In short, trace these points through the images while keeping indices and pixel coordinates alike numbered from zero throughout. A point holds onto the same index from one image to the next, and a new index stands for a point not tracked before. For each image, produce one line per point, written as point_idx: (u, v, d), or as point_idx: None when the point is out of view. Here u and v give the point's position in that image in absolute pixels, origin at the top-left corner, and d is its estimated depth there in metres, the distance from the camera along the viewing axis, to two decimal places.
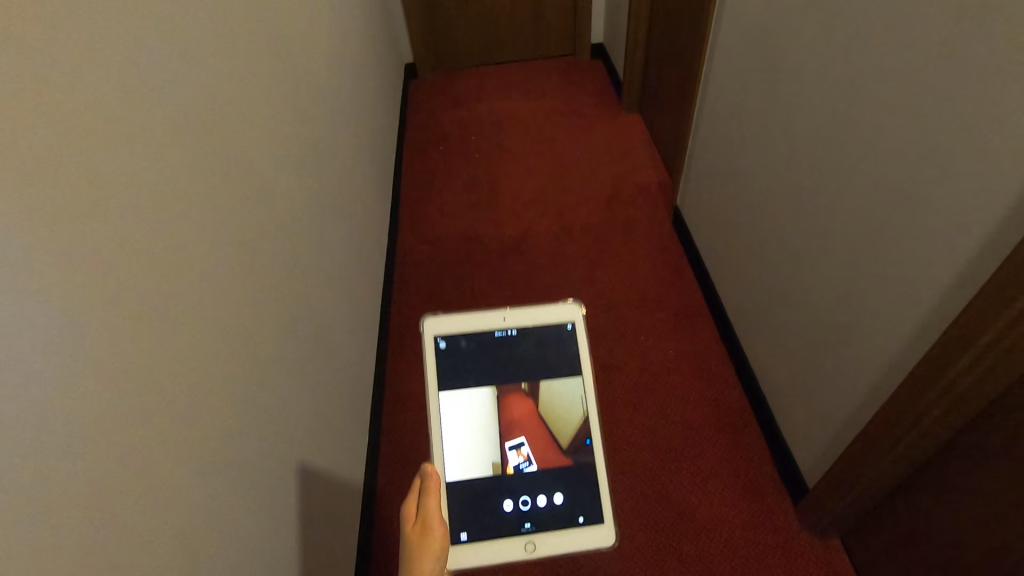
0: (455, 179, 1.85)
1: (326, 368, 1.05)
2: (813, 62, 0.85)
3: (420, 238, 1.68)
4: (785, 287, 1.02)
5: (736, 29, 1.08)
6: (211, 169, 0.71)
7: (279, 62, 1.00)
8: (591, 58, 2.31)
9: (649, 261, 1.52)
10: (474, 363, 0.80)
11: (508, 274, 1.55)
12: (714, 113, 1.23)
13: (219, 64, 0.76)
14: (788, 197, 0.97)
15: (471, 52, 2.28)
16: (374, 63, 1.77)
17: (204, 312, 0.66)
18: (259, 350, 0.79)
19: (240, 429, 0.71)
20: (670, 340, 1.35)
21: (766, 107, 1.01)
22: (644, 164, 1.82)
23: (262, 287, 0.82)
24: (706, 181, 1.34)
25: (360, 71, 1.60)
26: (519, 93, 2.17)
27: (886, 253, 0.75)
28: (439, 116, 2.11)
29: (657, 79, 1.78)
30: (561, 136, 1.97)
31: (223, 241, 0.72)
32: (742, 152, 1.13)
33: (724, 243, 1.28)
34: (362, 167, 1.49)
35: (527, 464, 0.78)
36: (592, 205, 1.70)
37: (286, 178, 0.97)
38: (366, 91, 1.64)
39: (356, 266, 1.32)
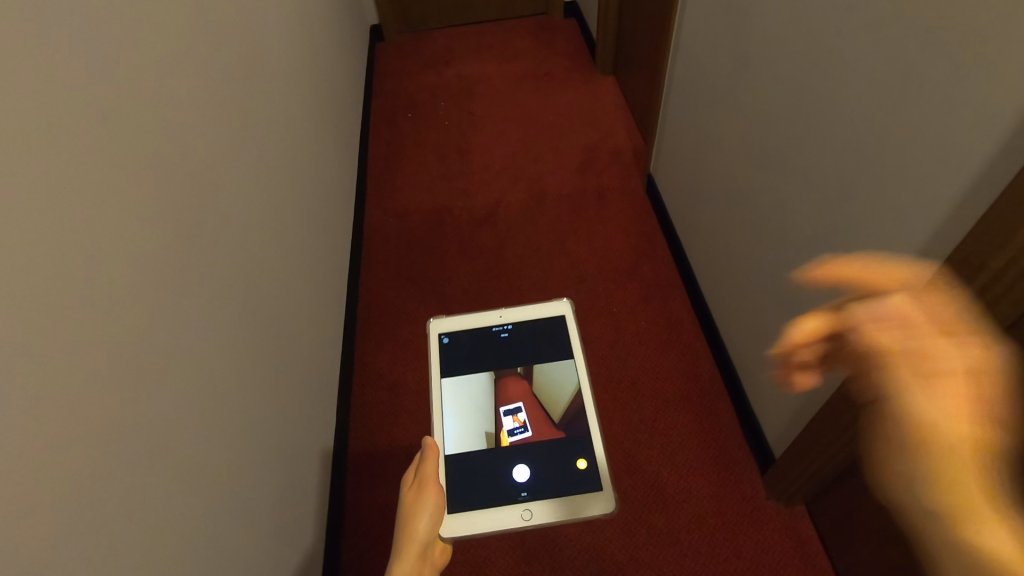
0: (424, 148, 1.79)
1: (284, 353, 1.03)
2: (775, 20, 0.82)
3: (388, 212, 1.63)
4: (753, 257, 1.01)
5: None
6: (139, 152, 0.68)
7: (216, 31, 0.94)
8: (564, 16, 2.23)
9: (622, 231, 1.50)
10: (471, 355, 0.87)
11: (478, 246, 1.52)
12: (684, 76, 1.19)
13: (140, 36, 0.71)
14: (754, 165, 0.95)
15: (439, 12, 2.19)
16: (334, 27, 1.70)
17: (140, 308, 0.63)
18: (206, 339, 0.76)
19: (186, 425, 0.69)
20: (642, 311, 1.34)
21: (731, 74, 0.98)
22: (618, 129, 1.77)
23: (207, 273, 0.80)
24: (677, 146, 1.30)
25: (319, 37, 1.54)
26: (490, 56, 2.10)
27: (850, 223, 0.73)
28: (408, 81, 2.04)
29: (630, 38, 1.72)
30: (533, 100, 1.91)
31: (152, 226, 0.68)
32: (710, 117, 1.09)
33: (694, 211, 1.26)
34: (322, 139, 1.44)
35: (522, 429, 0.82)
36: (565, 172, 1.66)
37: (232, 156, 0.93)
38: (325, 58, 1.58)
39: (315, 243, 1.28)
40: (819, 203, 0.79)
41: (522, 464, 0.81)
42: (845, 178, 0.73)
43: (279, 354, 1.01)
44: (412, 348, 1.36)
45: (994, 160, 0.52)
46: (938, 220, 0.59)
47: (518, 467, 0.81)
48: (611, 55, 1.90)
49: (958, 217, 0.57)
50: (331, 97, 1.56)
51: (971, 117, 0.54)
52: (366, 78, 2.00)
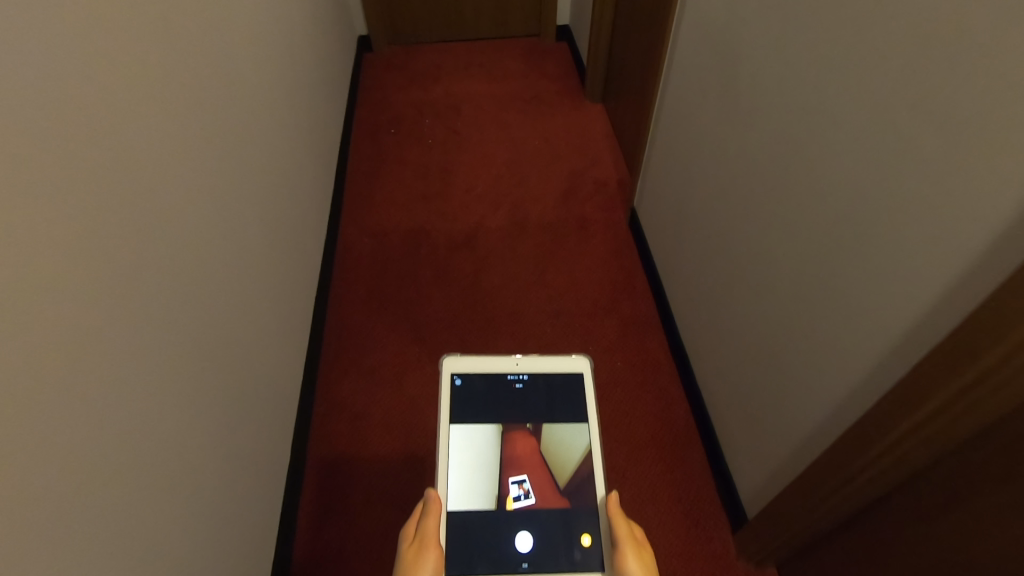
0: (405, 165, 1.74)
1: (249, 374, 0.99)
2: (758, 64, 0.83)
3: (363, 231, 1.58)
4: (733, 306, 0.98)
5: (693, 32, 1.03)
6: (110, 162, 0.64)
7: (198, 40, 0.90)
8: (556, 40, 2.24)
9: (603, 266, 1.46)
10: (482, 401, 0.80)
11: (454, 272, 1.47)
12: (671, 113, 1.18)
13: (120, 46, 0.68)
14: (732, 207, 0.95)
15: (430, 27, 2.20)
16: (321, 35, 1.68)
17: (92, 342, 0.59)
18: (163, 363, 0.72)
19: (133, 461, 0.64)
20: (619, 350, 1.30)
21: (718, 120, 0.97)
22: (602, 158, 1.75)
23: (171, 292, 0.76)
24: (662, 183, 1.29)
25: (306, 47, 1.52)
26: (479, 76, 2.08)
27: (827, 279, 0.72)
28: (393, 94, 2.00)
29: (619, 67, 1.71)
30: (520, 123, 1.88)
31: (113, 249, 0.63)
32: (696, 158, 1.08)
33: (676, 251, 1.24)
34: (301, 153, 1.40)
35: (527, 498, 0.74)
36: (548, 200, 1.63)
37: (209, 169, 0.90)
38: (311, 65, 1.55)
39: (286, 262, 1.23)
40: (799, 253, 0.78)
41: (526, 531, 0.73)
42: (821, 229, 0.72)
43: (243, 375, 0.97)
44: (379, 377, 1.31)
45: (994, 239, 0.49)
46: (919, 288, 0.58)
47: (521, 535, 0.73)
48: (600, 83, 1.89)
49: (947, 290, 0.55)
50: (312, 108, 1.52)
51: (970, 193, 0.51)
52: (351, 88, 1.97)
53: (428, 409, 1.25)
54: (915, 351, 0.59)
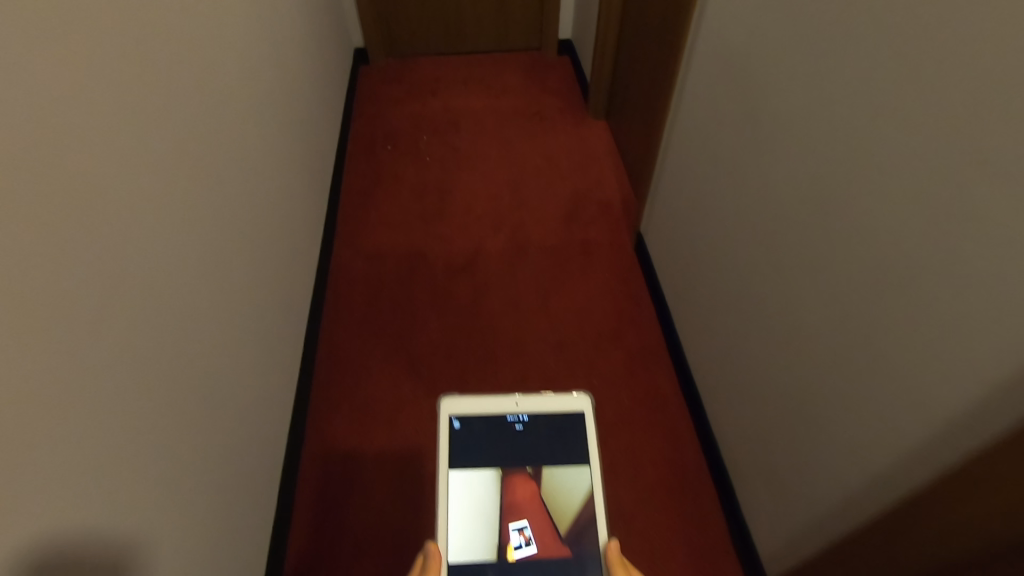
0: (402, 182, 1.68)
1: (239, 409, 0.94)
2: (776, 92, 0.79)
3: (357, 252, 1.51)
4: (751, 341, 0.94)
5: (706, 57, 1.00)
6: (81, 192, 0.59)
7: (191, 57, 0.85)
8: (557, 54, 2.21)
9: (608, 292, 1.41)
10: (482, 447, 0.72)
11: (453, 297, 1.41)
12: (681, 137, 1.14)
13: (98, 71, 0.63)
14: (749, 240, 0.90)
15: (428, 40, 2.16)
16: (318, 48, 1.64)
17: (56, 393, 0.54)
18: (143, 404, 0.67)
19: (91, 524, 0.58)
20: (625, 382, 1.24)
21: (735, 148, 0.93)
22: (606, 177, 1.70)
23: (154, 328, 0.70)
24: (671, 207, 1.24)
25: (303, 60, 1.48)
26: (479, 90, 2.03)
27: (857, 323, 0.68)
28: (390, 109, 1.95)
29: (624, 84, 1.67)
30: (521, 139, 1.84)
31: (83, 291, 0.58)
32: (710, 185, 1.04)
33: (687, 278, 1.19)
34: (297, 170, 1.35)
35: (528, 546, 0.68)
36: (550, 221, 1.58)
37: (201, 192, 0.85)
38: (308, 80, 1.51)
39: (280, 286, 1.17)
40: (825, 292, 0.73)
41: None
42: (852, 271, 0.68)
43: (234, 410, 0.92)
44: (374, 409, 1.24)
45: None
46: (971, 340, 0.53)
47: None
48: (604, 99, 1.85)
49: (1010, 351, 0.49)
50: (308, 124, 1.47)
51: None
52: (347, 102, 1.91)
53: (427, 441, 1.19)
54: (961, 408, 0.55)
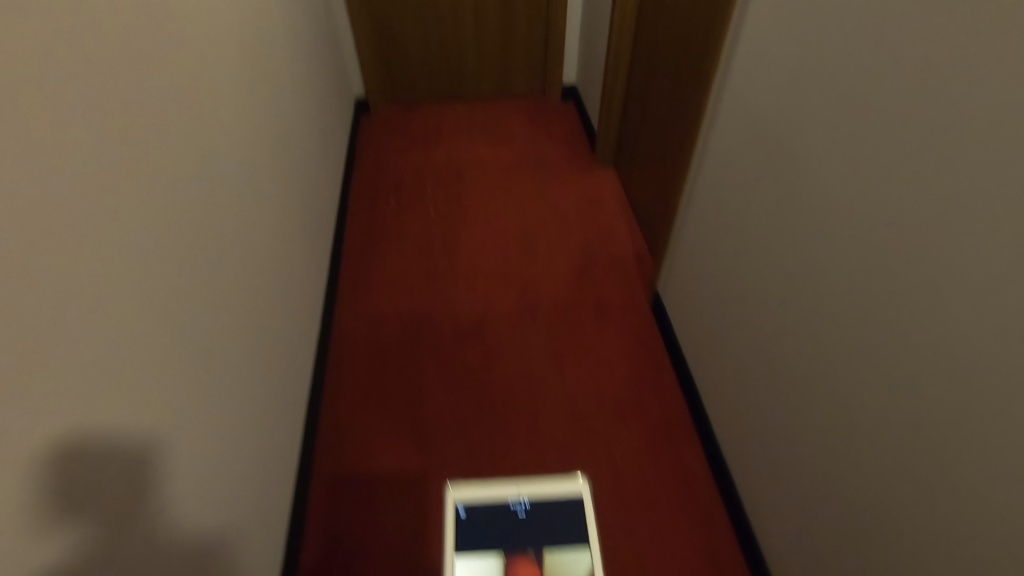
0: (405, 239, 1.63)
1: (233, 478, 0.87)
2: (840, 142, 0.74)
3: (360, 317, 1.46)
4: (801, 418, 0.89)
5: (742, 118, 0.97)
6: (60, 227, 0.55)
7: (189, 139, 0.82)
8: (561, 99, 2.19)
9: (625, 358, 1.35)
10: (489, 550, 0.48)
11: (464, 367, 1.36)
12: (712, 196, 1.10)
13: (88, 177, 0.59)
14: (805, 298, 0.84)
15: (431, 87, 2.15)
16: (320, 94, 1.60)
17: (7, 457, 0.48)
18: (106, 522, 0.60)
19: None
20: (650, 461, 1.19)
21: (779, 214, 0.89)
22: (617, 228, 1.66)
23: (140, 375, 0.66)
24: (699, 266, 1.20)
25: (304, 107, 1.44)
26: (483, 139, 2.00)
27: (940, 416, 0.63)
28: (392, 160, 1.92)
29: (633, 136, 1.65)
30: (528, 189, 1.79)
31: (56, 427, 0.53)
32: (747, 248, 1.00)
33: (718, 342, 1.14)
34: (302, 232, 1.30)
35: None
36: (561, 281, 1.53)
37: (197, 234, 0.82)
38: (309, 126, 1.47)
39: (278, 360, 1.11)
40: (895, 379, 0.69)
41: None
42: (940, 344, 0.62)
43: (225, 481, 0.85)
44: (382, 494, 1.17)
45: None
46: None
47: None
48: (612, 147, 1.82)
49: None
50: (312, 182, 1.43)
51: None
52: (348, 151, 1.88)
53: (436, 529, 1.12)
54: None
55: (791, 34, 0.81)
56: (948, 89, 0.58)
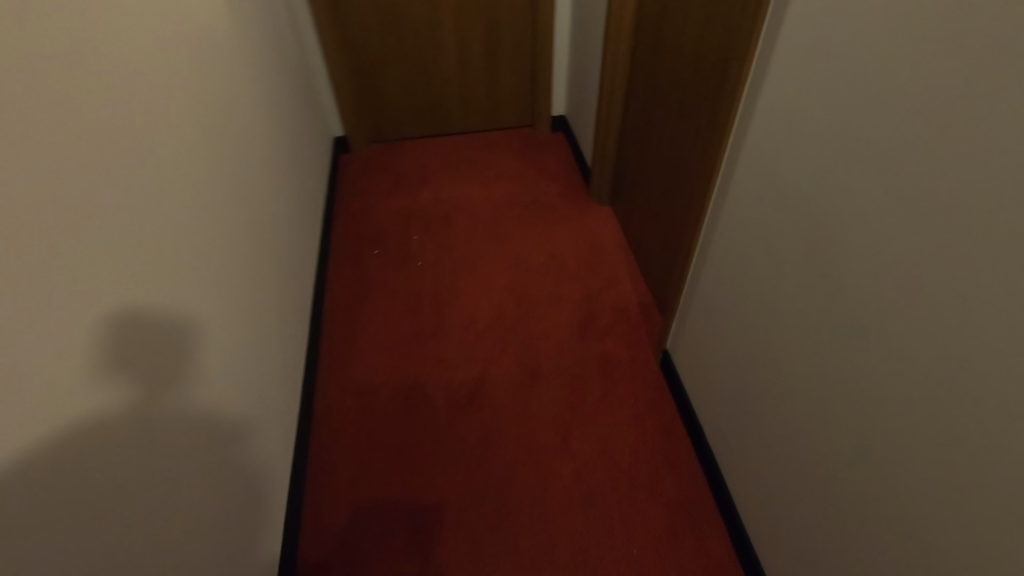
0: (393, 297, 1.54)
1: (225, 430, 0.92)
2: (872, 242, 0.64)
3: (347, 387, 1.36)
4: (836, 521, 0.80)
5: (753, 183, 0.87)
6: (80, 132, 0.63)
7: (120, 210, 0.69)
8: (551, 130, 2.10)
9: (635, 423, 1.25)
10: None
11: (460, 439, 1.25)
12: (722, 259, 1.01)
13: None
14: (838, 398, 0.75)
15: (414, 123, 2.05)
16: (292, 145, 1.51)
17: None
18: None
19: None
20: (669, 546, 1.08)
21: (802, 294, 0.80)
22: (619, 275, 1.56)
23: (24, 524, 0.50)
24: (712, 328, 1.10)
25: (275, 162, 1.35)
26: (471, 178, 1.91)
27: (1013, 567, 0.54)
28: (376, 206, 1.82)
29: (632, 175, 1.56)
30: (521, 234, 1.70)
31: None
32: (765, 323, 0.91)
33: (735, 414, 1.05)
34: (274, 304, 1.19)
35: None
36: (562, 335, 1.43)
37: (175, 211, 0.84)
38: (282, 182, 1.38)
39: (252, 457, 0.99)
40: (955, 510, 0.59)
41: None
42: (1006, 477, 0.53)
43: (208, 493, 0.84)
44: None
45: None
46: None
47: None
48: (608, 184, 1.73)
49: None
50: (285, 243, 1.33)
51: None
52: (327, 200, 1.78)
53: None
54: None
55: (805, 111, 0.72)
56: (998, 200, 0.49)
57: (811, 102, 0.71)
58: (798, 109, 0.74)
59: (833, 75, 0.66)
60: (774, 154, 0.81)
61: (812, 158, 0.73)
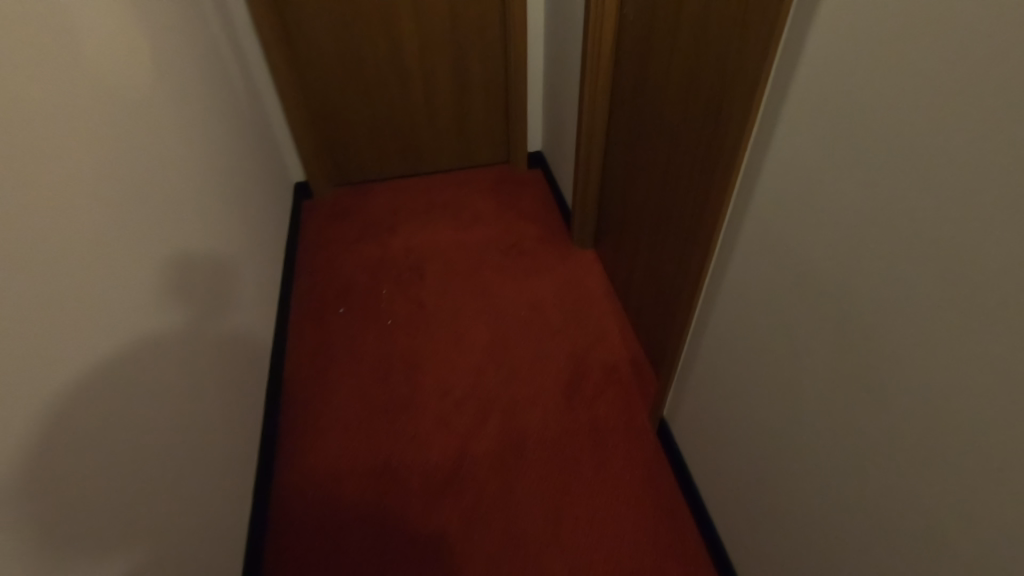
0: (360, 363, 1.41)
1: (186, 431, 0.89)
2: (920, 345, 0.53)
3: (308, 473, 1.21)
4: None
5: (758, 249, 0.76)
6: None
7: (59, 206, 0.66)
8: (528, 167, 2.00)
9: (633, 505, 1.13)
10: None
11: (438, 532, 1.10)
12: (723, 328, 0.90)
13: None
14: (879, 519, 0.63)
15: (382, 164, 1.93)
16: (245, 204, 1.38)
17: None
18: None
19: None
20: None
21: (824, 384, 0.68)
22: (608, 329, 1.45)
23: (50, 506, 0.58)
24: (716, 401, 0.99)
25: (225, 226, 1.22)
26: (445, 224, 1.79)
27: None
28: (341, 258, 1.69)
29: (617, 220, 1.45)
30: (499, 284, 1.58)
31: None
32: (780, 407, 0.79)
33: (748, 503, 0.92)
34: (218, 381, 1.04)
35: None
36: (548, 400, 1.30)
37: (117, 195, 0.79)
38: (232, 243, 1.25)
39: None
40: None
41: None
42: None
43: None
44: None
45: None
46: None
47: None
48: (590, 227, 1.63)
49: None
50: (233, 310, 1.18)
51: None
52: (286, 259, 1.64)
53: None
54: None
55: (820, 179, 0.62)
56: None
57: (828, 177, 0.61)
58: (813, 184, 0.63)
59: (859, 151, 0.56)
60: (784, 229, 0.70)
61: (833, 240, 0.62)
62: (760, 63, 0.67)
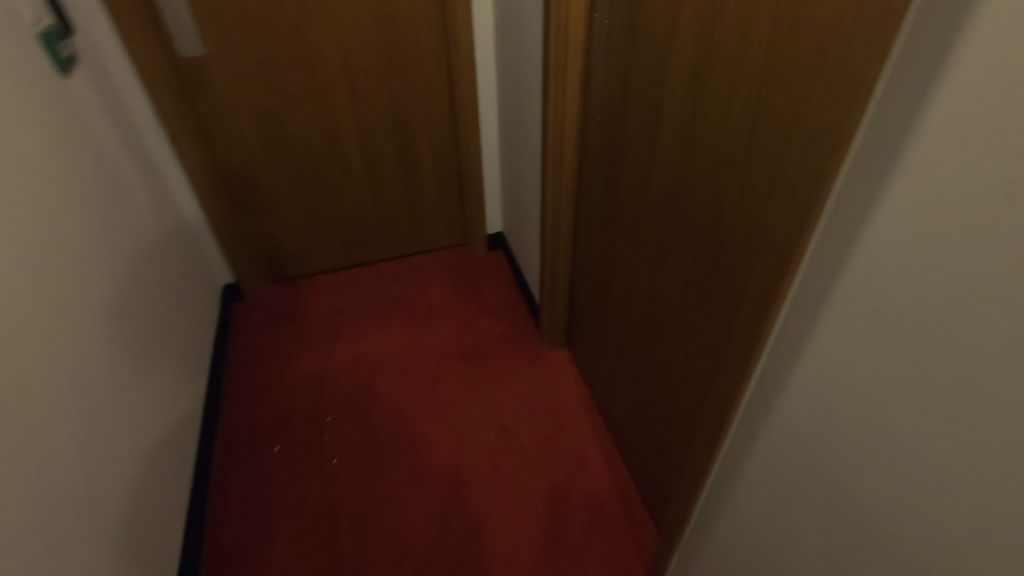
0: (301, 518, 1.19)
1: None
2: None
3: None
4: None
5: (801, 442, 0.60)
6: None
7: None
8: (488, 249, 1.82)
9: None
10: None
11: None
12: (751, 511, 0.72)
13: None
14: None
15: (325, 256, 1.72)
16: (144, 339, 1.15)
17: None
18: None
19: None
20: None
21: None
22: (588, 452, 1.27)
23: None
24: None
25: (109, 382, 0.99)
26: (397, 325, 1.58)
27: None
28: (277, 376, 1.47)
29: (592, 327, 1.28)
30: (461, 401, 1.38)
31: None
32: None
33: None
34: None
35: None
36: (525, 556, 1.10)
37: None
38: (118, 401, 1.00)
39: None
40: None
41: None
42: None
43: None
44: None
45: None
46: None
47: None
48: (560, 326, 1.45)
49: None
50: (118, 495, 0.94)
51: None
52: (210, 387, 1.40)
53: None
54: None
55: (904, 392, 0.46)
56: None
57: (918, 392, 0.44)
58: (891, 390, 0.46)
59: (968, 361, 0.40)
60: (840, 428, 0.53)
61: (922, 470, 0.45)
62: (801, 216, 0.52)
